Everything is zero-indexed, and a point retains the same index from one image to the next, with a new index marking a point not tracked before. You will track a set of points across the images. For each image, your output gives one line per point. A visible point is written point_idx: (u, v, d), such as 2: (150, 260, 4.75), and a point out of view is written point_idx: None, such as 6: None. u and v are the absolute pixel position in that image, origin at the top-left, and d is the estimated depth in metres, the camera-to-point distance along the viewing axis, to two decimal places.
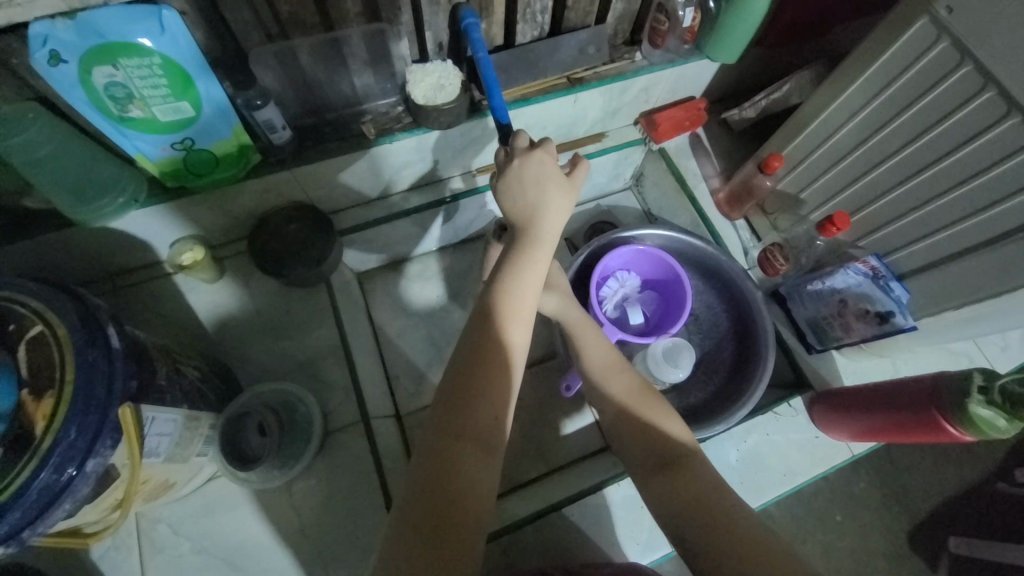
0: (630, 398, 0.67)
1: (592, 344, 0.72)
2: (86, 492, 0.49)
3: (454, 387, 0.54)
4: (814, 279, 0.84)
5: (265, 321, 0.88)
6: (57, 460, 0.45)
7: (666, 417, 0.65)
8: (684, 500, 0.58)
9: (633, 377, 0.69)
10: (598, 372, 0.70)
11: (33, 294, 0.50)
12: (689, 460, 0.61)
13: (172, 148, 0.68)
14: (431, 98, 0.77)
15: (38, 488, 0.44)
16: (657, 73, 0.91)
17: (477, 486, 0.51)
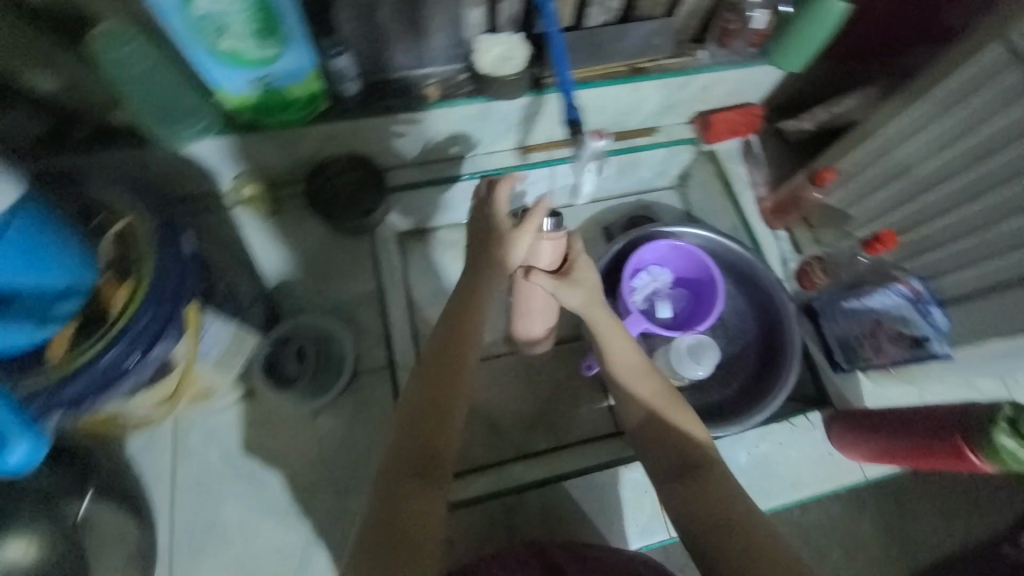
0: (655, 404, 0.67)
1: (618, 344, 0.70)
2: (147, 376, 0.53)
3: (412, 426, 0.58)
4: (851, 296, 0.85)
5: (309, 261, 0.92)
6: (129, 342, 0.49)
7: (690, 425, 0.65)
8: (704, 504, 0.58)
9: (658, 381, 0.69)
10: (624, 374, 0.69)
11: (119, 192, 0.55)
12: (710, 468, 0.61)
13: (250, 83, 0.71)
14: (497, 68, 0.81)
15: (106, 363, 0.49)
16: (719, 72, 0.92)
17: (432, 516, 0.54)
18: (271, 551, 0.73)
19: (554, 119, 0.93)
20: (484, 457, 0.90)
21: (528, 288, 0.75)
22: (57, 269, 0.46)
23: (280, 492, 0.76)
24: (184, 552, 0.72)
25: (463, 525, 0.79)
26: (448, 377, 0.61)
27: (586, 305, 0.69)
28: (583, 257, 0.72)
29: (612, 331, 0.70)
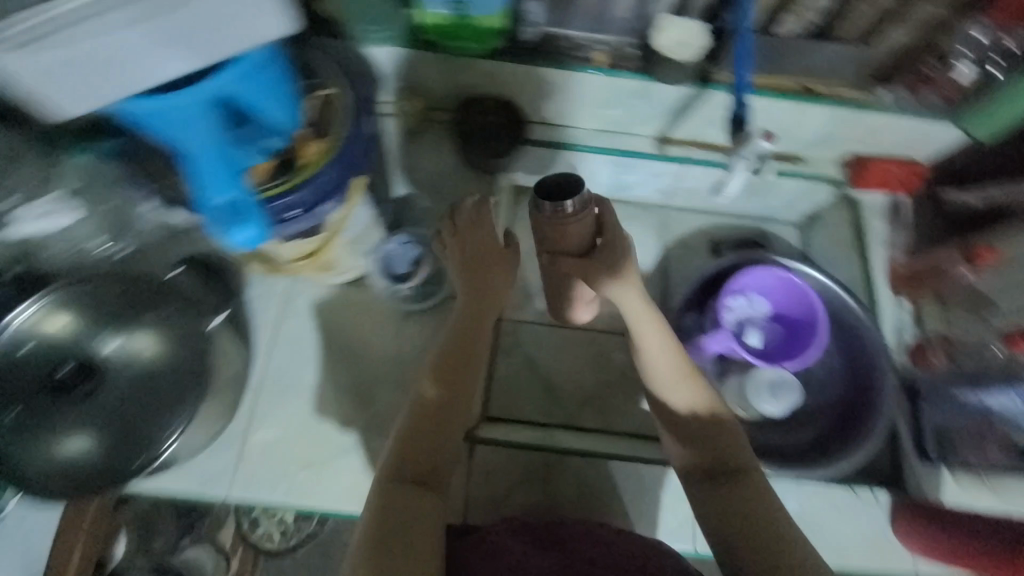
0: (690, 411, 0.65)
1: (655, 342, 0.68)
2: (300, 229, 0.61)
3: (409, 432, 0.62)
4: (967, 388, 0.79)
5: (434, 185, 0.96)
6: (305, 193, 0.57)
7: (727, 433, 0.64)
8: (735, 516, 0.58)
9: (699, 384, 0.67)
10: (658, 382, 0.67)
11: (331, 67, 0.64)
12: (746, 480, 0.60)
13: (447, 6, 0.77)
14: (670, 51, 0.80)
15: (285, 204, 0.57)
16: (897, 118, 0.85)
17: (426, 525, 0.56)
18: (335, 422, 0.81)
19: (707, 117, 0.91)
20: (532, 412, 0.91)
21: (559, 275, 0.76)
22: (285, 105, 0.55)
23: (356, 374, 0.84)
24: (267, 394, 0.81)
25: (500, 460, 0.85)
26: (442, 390, 0.65)
27: (616, 288, 0.69)
28: (618, 228, 0.70)
29: (644, 327, 0.68)
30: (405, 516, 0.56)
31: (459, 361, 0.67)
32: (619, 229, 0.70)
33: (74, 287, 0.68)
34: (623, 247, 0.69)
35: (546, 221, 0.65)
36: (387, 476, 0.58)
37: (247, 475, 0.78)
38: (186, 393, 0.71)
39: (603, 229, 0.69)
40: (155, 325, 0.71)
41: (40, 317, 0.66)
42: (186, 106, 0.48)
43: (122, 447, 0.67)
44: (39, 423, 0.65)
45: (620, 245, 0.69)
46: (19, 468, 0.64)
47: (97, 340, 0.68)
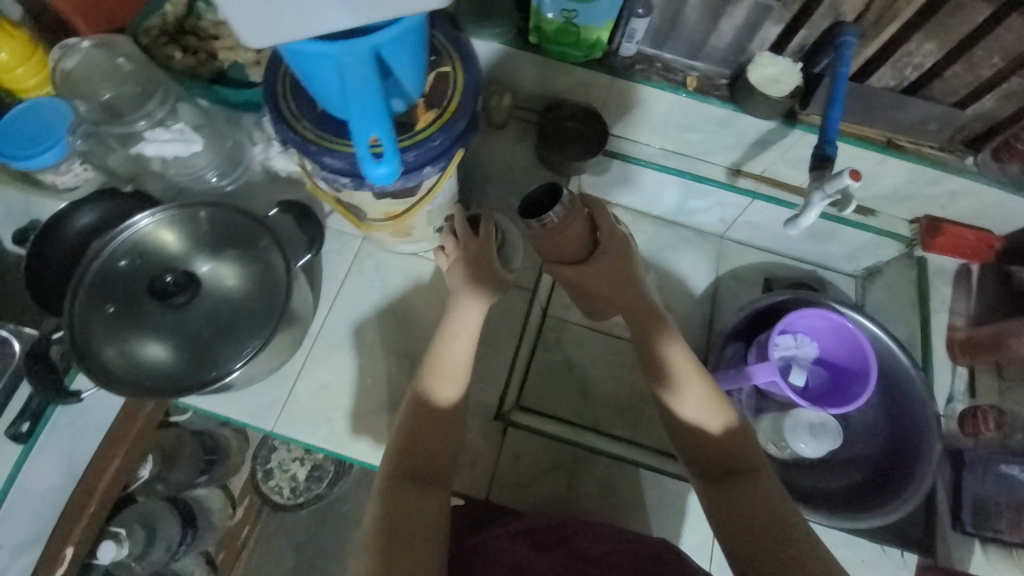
0: (698, 412, 0.68)
1: (668, 347, 0.72)
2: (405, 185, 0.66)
3: (414, 436, 0.66)
4: (1013, 463, 0.77)
5: (508, 178, 1.01)
6: (417, 153, 0.62)
7: (736, 434, 0.66)
8: (745, 513, 0.60)
9: (709, 385, 0.70)
10: (669, 385, 0.70)
11: (450, 45, 0.68)
12: (756, 482, 0.62)
13: (558, 11, 0.81)
14: (763, 85, 0.83)
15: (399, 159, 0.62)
16: (979, 185, 0.85)
17: (427, 514, 0.61)
18: (379, 382, 0.85)
19: (786, 154, 0.92)
20: (564, 409, 0.93)
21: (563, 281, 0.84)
22: (416, 70, 0.57)
23: (407, 339, 0.88)
24: (324, 341, 0.86)
25: (532, 448, 0.86)
26: (443, 385, 0.69)
27: (617, 288, 0.78)
28: (609, 235, 0.78)
29: (655, 332, 0.74)
30: (415, 516, 0.60)
31: (455, 361, 0.71)
32: (617, 237, 0.79)
33: (182, 210, 0.75)
34: (620, 251, 0.78)
35: (541, 235, 0.74)
36: (394, 474, 0.63)
37: (293, 414, 0.82)
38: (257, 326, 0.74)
39: (597, 237, 0.78)
40: (243, 259, 0.76)
41: (153, 230, 0.75)
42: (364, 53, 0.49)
43: (195, 363, 0.72)
44: (133, 325, 0.72)
45: (624, 249, 0.79)
46: (105, 363, 0.69)
47: (195, 262, 0.76)
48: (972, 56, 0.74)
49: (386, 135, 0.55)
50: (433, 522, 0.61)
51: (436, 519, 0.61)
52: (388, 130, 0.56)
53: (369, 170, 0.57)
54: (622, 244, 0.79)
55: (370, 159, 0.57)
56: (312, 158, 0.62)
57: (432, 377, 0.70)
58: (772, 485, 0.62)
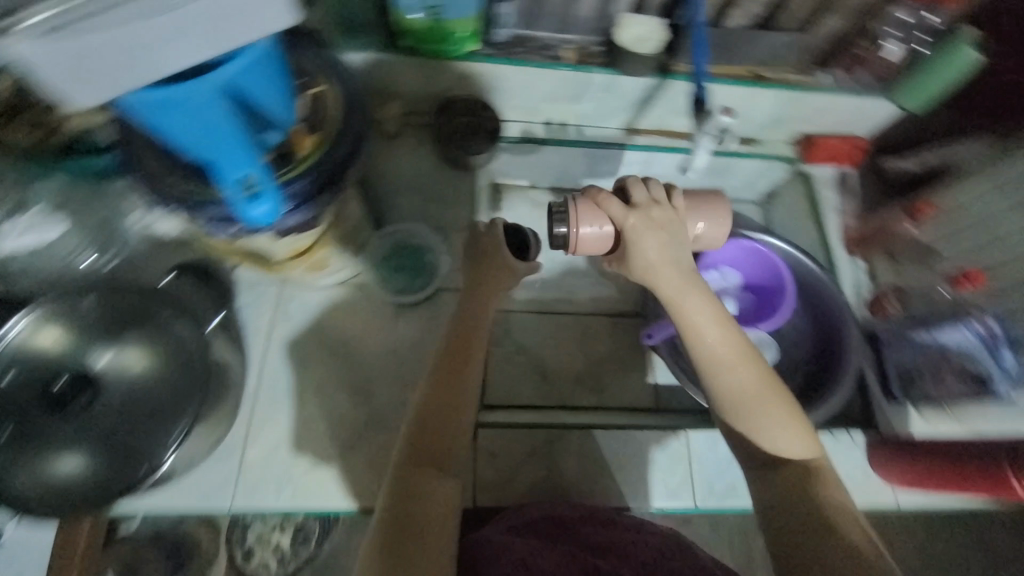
0: (745, 394, 0.56)
1: (706, 317, 0.58)
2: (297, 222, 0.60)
3: (431, 419, 0.60)
4: (920, 329, 0.86)
5: (417, 185, 0.98)
6: (307, 182, 0.58)
7: (790, 424, 0.54)
8: (807, 505, 0.49)
9: (759, 364, 0.57)
10: (710, 359, 0.57)
11: (317, 64, 0.65)
12: (813, 473, 0.52)
13: (423, 10, 0.80)
14: (635, 45, 0.87)
15: (290, 191, 0.57)
16: (837, 96, 0.93)
17: (438, 499, 0.54)
18: (337, 421, 0.81)
19: (670, 104, 0.97)
20: (530, 397, 0.95)
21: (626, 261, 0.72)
22: (280, 97, 0.55)
23: (354, 373, 0.84)
24: (266, 396, 0.81)
25: (506, 443, 0.86)
26: (459, 369, 0.66)
27: (645, 263, 0.60)
28: (636, 215, 0.60)
29: (698, 305, 0.59)
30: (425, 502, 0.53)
31: (466, 361, 0.67)
32: (647, 213, 0.61)
33: (62, 302, 0.68)
34: (654, 229, 0.60)
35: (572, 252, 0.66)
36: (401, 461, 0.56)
37: (250, 484, 0.76)
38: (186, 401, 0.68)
39: (618, 227, 0.61)
40: (149, 338, 0.70)
41: (29, 336, 0.66)
42: (207, 91, 0.47)
43: (120, 464, 0.65)
44: (35, 444, 0.63)
45: (657, 228, 0.60)
46: (15, 488, 0.61)
47: (90, 356, 0.68)
48: None
49: (258, 171, 0.53)
50: (442, 527, 0.52)
51: (448, 511, 0.54)
52: (258, 165, 0.53)
53: (244, 211, 0.54)
54: (656, 219, 0.61)
55: (243, 198, 0.54)
56: (195, 213, 0.57)
57: (445, 376, 0.65)
58: (831, 479, 0.52)
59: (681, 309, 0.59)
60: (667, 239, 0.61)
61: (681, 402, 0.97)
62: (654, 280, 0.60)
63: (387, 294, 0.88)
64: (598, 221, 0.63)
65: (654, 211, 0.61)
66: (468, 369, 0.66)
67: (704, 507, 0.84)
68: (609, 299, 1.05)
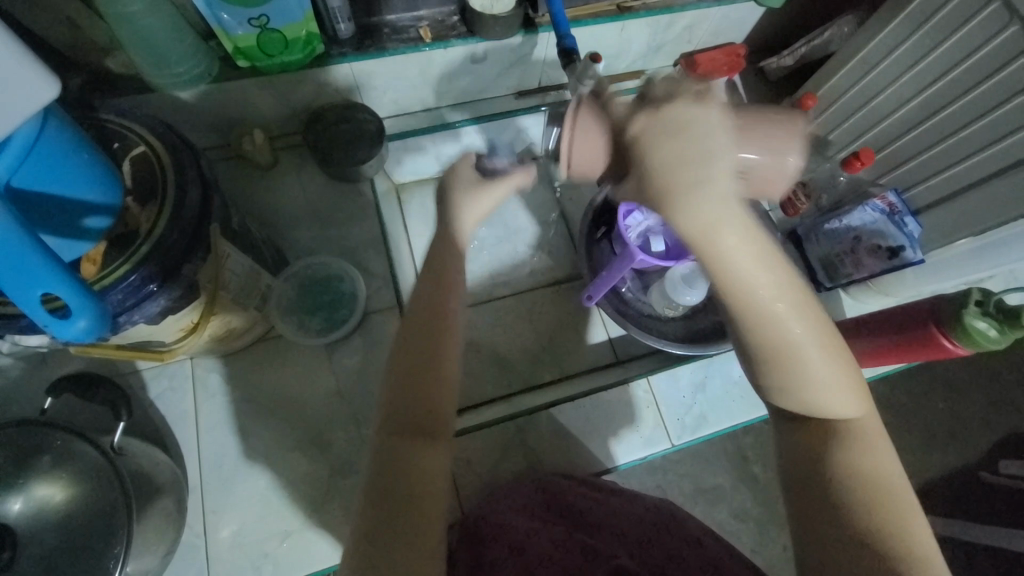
0: (784, 355, 0.43)
1: (752, 259, 0.40)
2: (155, 313, 0.55)
3: (399, 466, 0.49)
4: (831, 218, 0.88)
5: (312, 211, 0.91)
6: (147, 272, 0.51)
7: (829, 383, 0.45)
8: (832, 475, 0.44)
9: (808, 314, 0.43)
10: (747, 317, 0.42)
11: (137, 122, 0.57)
12: (849, 435, 0.45)
13: (245, 24, 0.71)
14: (490, 6, 0.79)
15: (127, 285, 0.50)
16: (703, 10, 0.91)
17: (428, 473, 0.50)
18: (298, 482, 0.77)
19: (547, 60, 0.92)
20: (494, 389, 0.94)
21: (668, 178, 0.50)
22: (86, 180, 0.48)
23: (302, 428, 0.79)
24: (214, 478, 0.76)
25: (481, 446, 0.84)
26: (422, 359, 0.52)
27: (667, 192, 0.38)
28: (643, 111, 0.38)
29: (745, 243, 0.39)
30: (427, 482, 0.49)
31: (423, 383, 0.52)
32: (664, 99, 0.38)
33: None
34: (681, 130, 0.37)
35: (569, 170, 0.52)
36: (383, 429, 0.51)
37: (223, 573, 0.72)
38: (118, 518, 0.59)
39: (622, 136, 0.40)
40: (56, 467, 0.59)
41: None
42: None
43: None
44: None
45: (678, 132, 0.37)
46: None
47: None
48: None
49: (65, 292, 0.42)
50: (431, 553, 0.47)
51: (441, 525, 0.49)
52: (67, 280, 0.42)
53: (63, 331, 0.43)
54: (681, 110, 0.37)
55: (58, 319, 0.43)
56: (34, 333, 0.50)
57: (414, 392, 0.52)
58: (869, 438, 0.45)
59: (719, 251, 0.39)
60: (702, 143, 0.37)
61: (637, 348, 0.98)
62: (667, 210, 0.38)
63: (313, 334, 0.83)
64: (593, 124, 0.47)
65: (665, 111, 0.37)
66: (442, 380, 0.53)
67: (678, 443, 0.88)
68: (543, 269, 1.04)
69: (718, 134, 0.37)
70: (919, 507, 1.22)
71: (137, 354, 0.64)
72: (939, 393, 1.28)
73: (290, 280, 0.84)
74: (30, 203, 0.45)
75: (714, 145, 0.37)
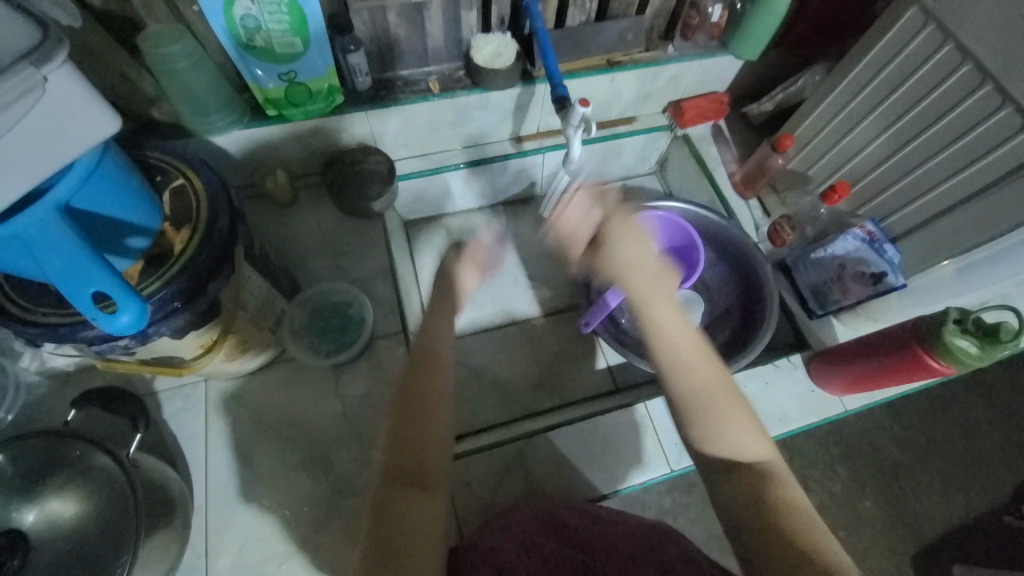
0: (699, 398, 0.59)
1: (674, 325, 0.63)
2: (180, 328, 0.59)
3: (393, 506, 0.57)
4: (817, 247, 0.92)
5: (325, 243, 0.97)
6: (176, 287, 0.56)
7: (739, 425, 0.58)
8: (756, 498, 0.54)
9: (714, 367, 0.61)
10: (672, 363, 0.61)
11: (178, 160, 0.65)
12: (765, 470, 0.56)
13: (276, 79, 0.81)
14: (491, 62, 0.90)
15: (158, 299, 0.56)
16: (687, 63, 1.00)
17: (425, 518, 0.57)
18: (298, 504, 0.78)
19: (544, 109, 1.01)
20: (495, 416, 0.95)
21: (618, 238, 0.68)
22: (133, 203, 0.54)
23: (306, 449, 0.81)
24: (219, 498, 0.77)
25: (479, 471, 0.84)
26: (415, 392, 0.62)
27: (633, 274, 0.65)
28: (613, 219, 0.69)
29: (668, 312, 0.64)
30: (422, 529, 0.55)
31: (426, 426, 0.62)
32: (624, 219, 0.69)
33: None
34: (630, 237, 0.67)
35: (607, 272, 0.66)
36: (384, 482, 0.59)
37: None
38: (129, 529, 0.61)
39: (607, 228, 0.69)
40: (74, 481, 0.62)
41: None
42: (34, 221, 0.44)
43: None
44: None
45: (633, 240, 0.67)
46: None
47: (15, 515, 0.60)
48: None
49: (113, 288, 0.47)
50: None
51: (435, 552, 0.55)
52: (114, 280, 0.48)
53: (109, 325, 0.49)
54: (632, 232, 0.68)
55: (106, 314, 0.49)
56: (71, 341, 0.55)
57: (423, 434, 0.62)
58: (779, 475, 0.56)
59: (657, 315, 0.63)
60: (641, 244, 0.67)
61: (635, 377, 1.00)
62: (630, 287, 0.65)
63: (319, 358, 0.86)
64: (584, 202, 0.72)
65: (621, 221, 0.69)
66: (437, 427, 0.63)
67: (680, 469, 0.86)
68: (543, 300, 1.08)
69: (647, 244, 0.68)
70: (945, 556, 1.15)
71: (159, 369, 0.69)
72: (954, 433, 1.24)
73: (302, 308, 0.89)
74: (89, 223, 0.51)
75: (649, 251, 0.67)
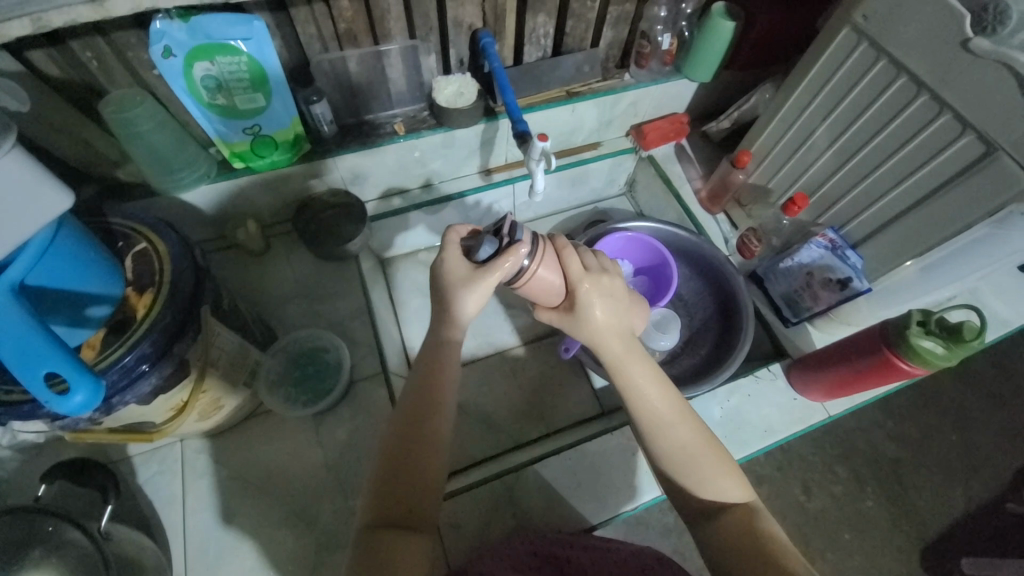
0: (682, 458, 0.57)
1: (650, 384, 0.60)
2: (145, 393, 0.59)
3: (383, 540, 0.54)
4: (784, 257, 0.94)
5: (301, 289, 0.97)
6: (138, 355, 0.55)
7: (718, 474, 0.57)
8: (734, 536, 0.54)
9: (693, 422, 0.59)
10: (650, 424, 0.59)
11: (141, 223, 0.65)
12: (747, 511, 0.56)
13: (240, 133, 0.83)
14: (453, 102, 0.92)
15: (119, 367, 0.55)
16: (644, 89, 1.03)
17: (416, 560, 0.54)
18: (285, 560, 0.76)
19: (509, 142, 1.03)
20: (482, 450, 0.94)
21: (586, 299, 0.61)
22: (91, 273, 0.54)
23: (291, 502, 0.79)
24: (198, 564, 0.75)
25: (468, 509, 0.82)
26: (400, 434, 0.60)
27: (604, 334, 0.61)
28: (591, 280, 0.61)
29: (646, 371, 0.61)
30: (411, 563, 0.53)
31: (416, 460, 0.59)
32: (593, 280, 0.61)
33: None
34: (604, 297, 0.62)
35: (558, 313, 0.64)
36: (374, 520, 0.56)
37: None
38: None
39: (577, 286, 0.61)
40: (47, 558, 0.57)
41: None
42: None
43: None
44: None
45: (607, 294, 0.62)
46: None
47: None
48: (572, 10, 0.92)
49: (66, 367, 0.47)
50: None
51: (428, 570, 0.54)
52: (65, 358, 0.47)
53: (62, 407, 0.47)
54: (607, 287, 0.62)
55: (57, 395, 0.48)
56: (33, 418, 0.54)
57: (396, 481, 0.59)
58: (758, 510, 0.57)
59: (627, 373, 0.60)
60: (613, 306, 0.62)
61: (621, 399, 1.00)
62: (604, 344, 0.61)
63: (300, 406, 0.84)
64: (549, 269, 0.61)
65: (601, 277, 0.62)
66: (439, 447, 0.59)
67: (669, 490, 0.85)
68: (523, 327, 1.09)
69: (619, 304, 0.62)
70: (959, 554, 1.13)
71: (129, 436, 0.67)
72: (945, 424, 1.25)
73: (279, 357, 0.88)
74: (41, 297, 0.51)
75: (620, 308, 0.62)
